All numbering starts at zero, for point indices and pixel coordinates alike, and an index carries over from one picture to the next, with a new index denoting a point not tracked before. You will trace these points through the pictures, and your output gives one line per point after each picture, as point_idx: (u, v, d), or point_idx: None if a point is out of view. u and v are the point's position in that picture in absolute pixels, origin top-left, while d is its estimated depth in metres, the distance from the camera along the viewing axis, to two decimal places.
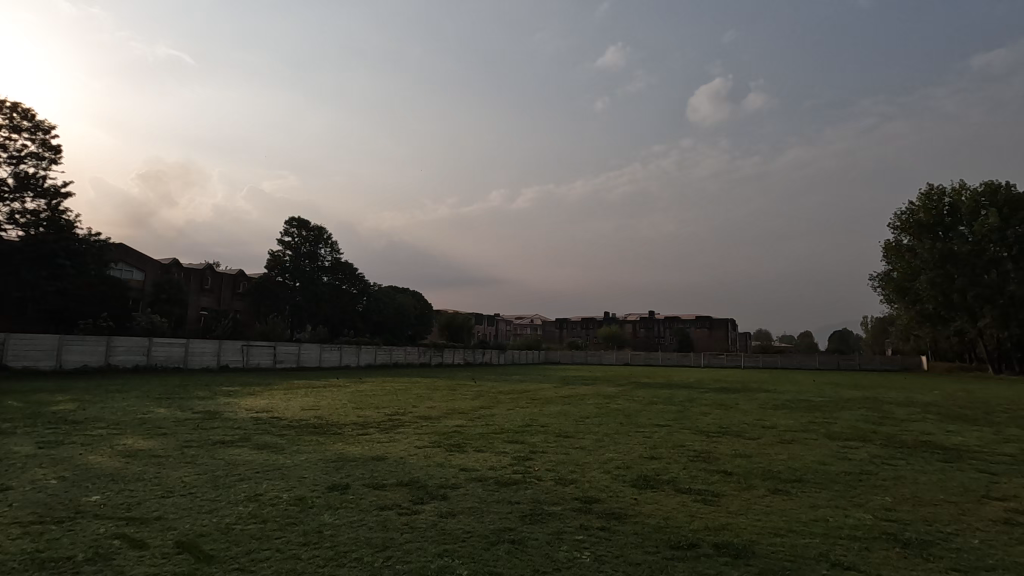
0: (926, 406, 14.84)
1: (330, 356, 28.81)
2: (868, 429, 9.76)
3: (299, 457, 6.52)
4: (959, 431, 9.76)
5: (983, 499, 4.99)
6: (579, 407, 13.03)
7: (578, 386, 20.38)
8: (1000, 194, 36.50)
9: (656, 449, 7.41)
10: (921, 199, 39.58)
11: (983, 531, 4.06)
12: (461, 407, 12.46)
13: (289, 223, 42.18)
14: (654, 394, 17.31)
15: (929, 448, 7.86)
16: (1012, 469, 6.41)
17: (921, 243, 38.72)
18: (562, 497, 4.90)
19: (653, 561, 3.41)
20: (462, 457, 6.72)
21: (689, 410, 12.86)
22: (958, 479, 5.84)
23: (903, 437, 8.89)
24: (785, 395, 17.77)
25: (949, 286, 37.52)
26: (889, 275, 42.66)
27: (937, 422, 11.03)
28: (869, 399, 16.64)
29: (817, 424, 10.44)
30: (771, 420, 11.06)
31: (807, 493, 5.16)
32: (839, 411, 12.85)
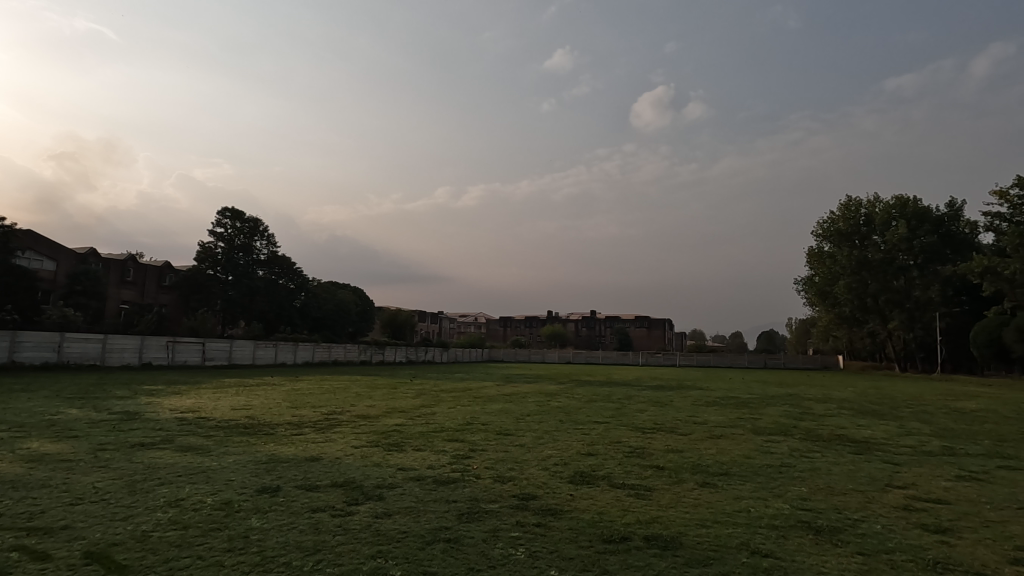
0: (841, 402, 15.90)
1: (264, 354, 27.65)
2: (789, 424, 10.39)
3: (226, 459, 6.22)
4: (869, 425, 10.58)
5: (886, 488, 5.42)
6: (520, 405, 13.15)
7: (520, 384, 20.58)
8: (909, 207, 39.64)
9: (593, 446, 7.59)
10: (841, 210, 42.39)
11: (886, 517, 4.42)
12: (402, 406, 12.29)
13: (221, 214, 40.16)
14: (594, 392, 17.63)
15: (843, 441, 8.44)
16: (912, 460, 7.02)
17: (840, 251, 41.44)
18: (499, 494, 4.93)
19: (585, 555, 3.49)
20: (401, 456, 6.63)
21: (626, 408, 13.19)
22: (866, 469, 6.32)
23: (820, 431, 9.53)
24: (715, 392, 18.69)
25: (864, 291, 40.38)
26: (811, 279, 45.40)
27: (850, 417, 11.92)
28: (792, 396, 17.75)
29: (744, 421, 10.99)
30: (703, 416, 11.59)
31: (732, 486, 5.43)
32: (764, 408, 13.65)
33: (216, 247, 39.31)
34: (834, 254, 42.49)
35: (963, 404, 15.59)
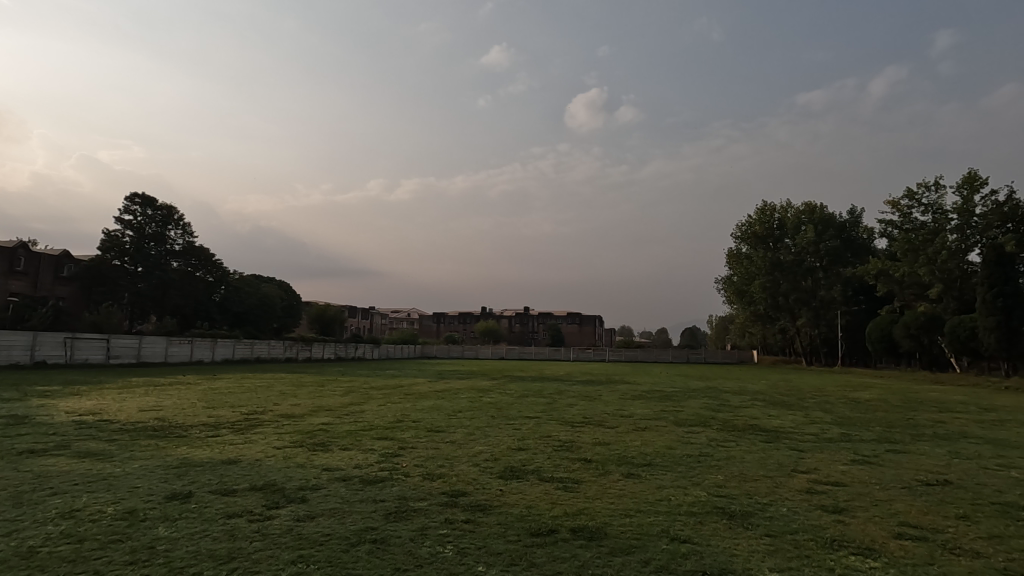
0: (755, 394, 17.02)
1: (178, 351, 25.88)
2: (708, 416, 11.00)
3: (131, 465, 5.75)
4: (778, 415, 11.40)
5: (792, 473, 5.84)
6: (452, 401, 13.08)
7: (453, 380, 20.50)
8: (816, 213, 42.91)
9: (523, 441, 7.66)
10: (758, 214, 45.12)
11: (791, 500, 4.76)
12: (330, 405, 11.89)
13: (129, 200, 37.09)
14: (526, 387, 17.84)
15: (756, 431, 9.01)
16: (815, 446, 7.62)
17: (755, 253, 44.15)
18: (428, 492, 4.88)
19: (513, 549, 3.52)
20: (327, 456, 6.41)
21: (557, 402, 13.45)
22: (775, 456, 6.79)
23: (736, 421, 10.15)
24: (642, 386, 19.47)
25: (776, 291, 43.26)
26: (729, 279, 48.07)
27: (762, 408, 12.79)
28: (711, 389, 18.79)
29: (668, 413, 11.50)
30: (630, 410, 12.03)
31: (654, 476, 5.67)
32: (686, 401, 14.35)
33: (123, 237, 36.30)
34: (750, 255, 45.23)
35: (859, 394, 17.10)
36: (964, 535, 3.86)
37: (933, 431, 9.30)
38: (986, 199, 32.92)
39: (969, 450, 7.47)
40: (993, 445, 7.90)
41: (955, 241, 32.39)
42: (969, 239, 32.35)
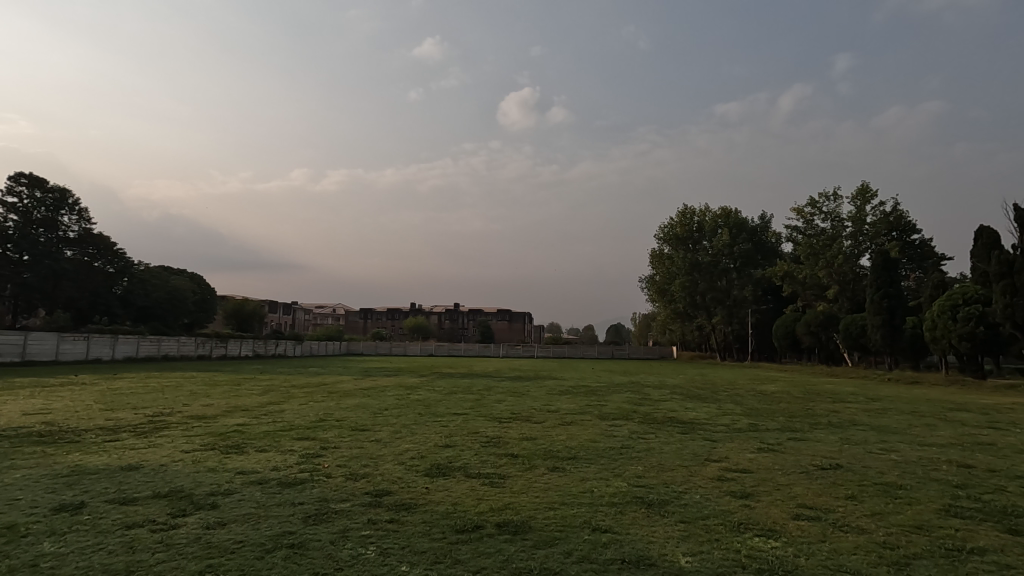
0: (673, 388, 17.91)
1: (72, 348, 23.57)
2: (630, 409, 11.44)
3: (10, 475, 5.15)
4: (695, 407, 12.05)
5: (705, 462, 6.19)
6: (378, 399, 12.79)
7: (379, 378, 20.03)
8: (731, 218, 45.68)
9: (451, 438, 7.62)
10: (679, 217, 47.34)
11: (705, 488, 5.04)
12: (247, 404, 11.26)
13: (13, 180, 33.29)
14: (455, 384, 17.75)
15: (673, 423, 9.47)
16: (726, 436, 8.12)
17: (676, 253, 46.32)
18: (351, 493, 4.73)
19: (438, 547, 3.49)
20: (241, 459, 6.06)
21: (485, 399, 13.48)
22: (690, 446, 7.17)
23: (655, 414, 10.62)
24: (569, 382, 19.95)
25: (695, 290, 45.64)
26: (652, 278, 50.07)
27: (679, 401, 13.47)
28: (633, 383, 19.58)
29: (593, 407, 11.85)
30: (556, 404, 12.29)
31: (578, 469, 5.81)
32: (610, 395, 14.85)
33: (5, 221, 32.53)
34: (672, 256, 47.37)
35: (766, 387, 18.43)
36: (850, 514, 4.26)
37: (829, 420, 10.18)
38: (875, 210, 36.45)
39: (857, 436, 8.25)
40: (877, 431, 8.76)
41: (849, 247, 35.64)
42: (861, 245, 35.63)
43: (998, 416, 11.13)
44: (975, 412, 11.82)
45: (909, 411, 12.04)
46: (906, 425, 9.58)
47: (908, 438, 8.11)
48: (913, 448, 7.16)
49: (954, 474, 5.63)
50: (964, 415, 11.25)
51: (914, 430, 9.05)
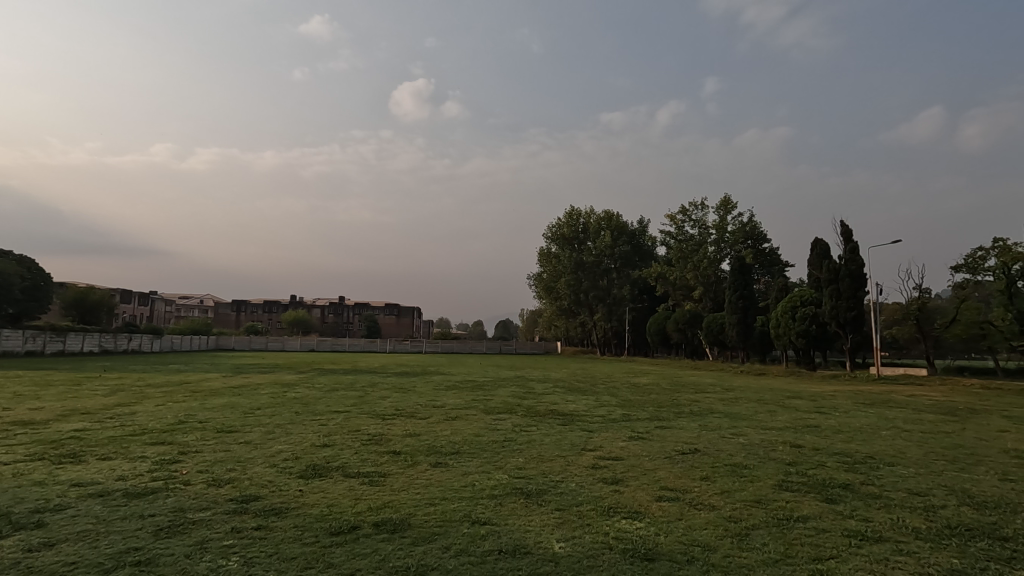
0: (556, 382, 18.62)
1: None
2: (514, 403, 11.72)
3: None
4: (575, 400, 12.64)
5: (582, 452, 6.52)
6: (250, 398, 11.87)
7: (253, 375, 18.65)
8: (613, 221, 48.46)
9: (330, 437, 7.28)
10: (566, 218, 49.21)
11: (580, 476, 5.32)
12: (89, 407, 9.89)
13: None
14: (337, 381, 17.02)
15: (554, 415, 9.87)
16: (602, 426, 8.61)
17: (562, 253, 48.16)
18: (213, 500, 4.35)
19: (310, 552, 3.32)
20: (76, 469, 5.30)
21: (369, 395, 13.07)
22: (569, 437, 7.51)
23: (538, 407, 10.99)
24: (455, 377, 20.00)
25: (579, 288, 47.83)
26: (540, 276, 51.56)
27: (562, 394, 14.05)
28: (519, 378, 20.11)
29: (478, 402, 11.99)
30: (442, 400, 12.25)
31: (460, 463, 5.84)
32: (496, 389, 15.11)
33: None
34: (558, 255, 49.18)
35: (639, 379, 19.87)
36: (704, 493, 4.72)
37: (690, 409, 11.22)
38: (735, 220, 40.72)
39: (714, 422, 9.17)
40: (730, 418, 9.81)
41: (713, 252, 39.45)
42: (723, 251, 39.58)
43: (823, 403, 12.95)
44: (807, 399, 13.65)
45: (755, 399, 13.64)
46: (753, 411, 10.84)
47: (754, 423, 9.17)
48: (757, 431, 8.12)
49: (787, 453, 6.48)
50: (797, 402, 12.96)
51: (759, 416, 10.25)
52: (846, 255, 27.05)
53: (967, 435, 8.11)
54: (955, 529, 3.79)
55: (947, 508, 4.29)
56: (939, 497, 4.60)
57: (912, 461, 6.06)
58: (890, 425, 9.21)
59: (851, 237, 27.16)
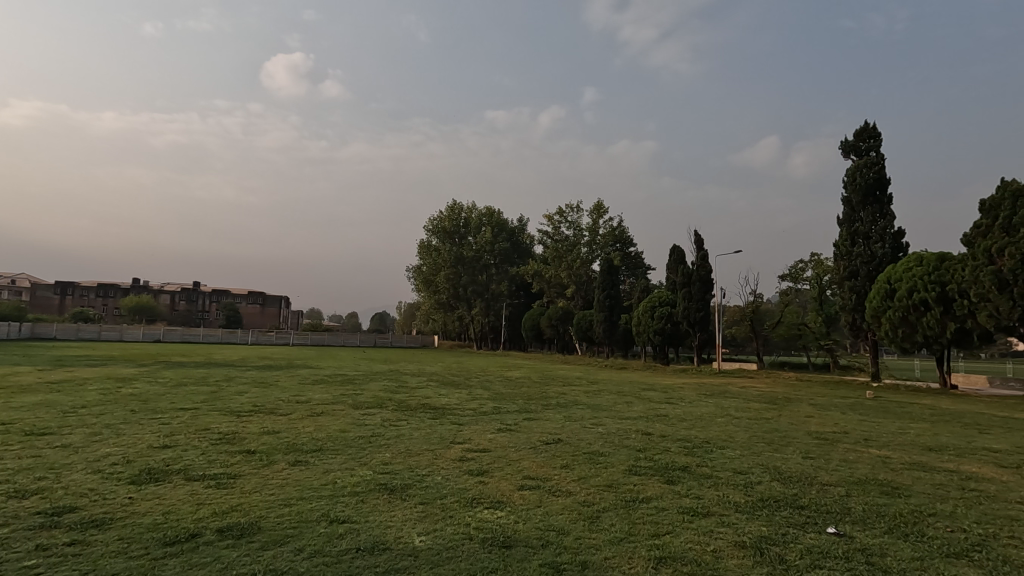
0: (430, 375, 18.52)
1: None
2: (385, 398, 11.45)
3: None
4: (448, 394, 12.70)
5: (450, 445, 6.56)
6: (72, 395, 10.26)
7: (79, 368, 16.16)
8: (494, 218, 49.21)
9: (172, 437, 6.55)
10: (448, 211, 48.84)
11: (447, 468, 5.35)
12: None
13: None
14: (186, 375, 15.34)
15: (426, 409, 9.83)
16: (473, 419, 8.74)
17: (443, 247, 47.81)
18: (12, 515, 3.70)
19: (137, 566, 2.97)
20: None
21: (222, 391, 11.94)
22: (439, 431, 7.51)
23: (410, 402, 10.85)
24: (324, 370, 19.06)
25: (458, 282, 47.92)
26: (419, 268, 50.72)
27: (435, 388, 14.02)
28: (393, 371, 19.70)
29: (347, 397, 11.53)
30: (308, 395, 11.59)
31: (322, 461, 5.58)
32: (367, 383, 14.66)
33: None
34: (438, 248, 48.71)
35: (512, 373, 20.47)
36: (563, 480, 4.99)
37: (557, 401, 11.78)
38: (606, 224, 43.44)
39: (577, 413, 9.74)
40: (592, 409, 10.48)
41: (585, 253, 41.76)
42: (594, 252, 42.02)
43: (672, 394, 14.31)
44: (659, 391, 14.98)
45: (616, 391, 14.73)
46: (612, 403, 11.69)
47: (612, 413, 9.89)
48: (614, 421, 8.77)
49: (639, 440, 7.08)
50: (651, 393, 14.22)
51: (617, 406, 11.07)
52: (698, 261, 30.10)
53: (782, 420, 9.47)
54: (765, 501, 4.42)
55: (761, 484, 4.97)
56: (756, 474, 5.31)
57: (738, 444, 6.94)
58: (724, 413, 10.47)
59: (702, 246, 30.27)
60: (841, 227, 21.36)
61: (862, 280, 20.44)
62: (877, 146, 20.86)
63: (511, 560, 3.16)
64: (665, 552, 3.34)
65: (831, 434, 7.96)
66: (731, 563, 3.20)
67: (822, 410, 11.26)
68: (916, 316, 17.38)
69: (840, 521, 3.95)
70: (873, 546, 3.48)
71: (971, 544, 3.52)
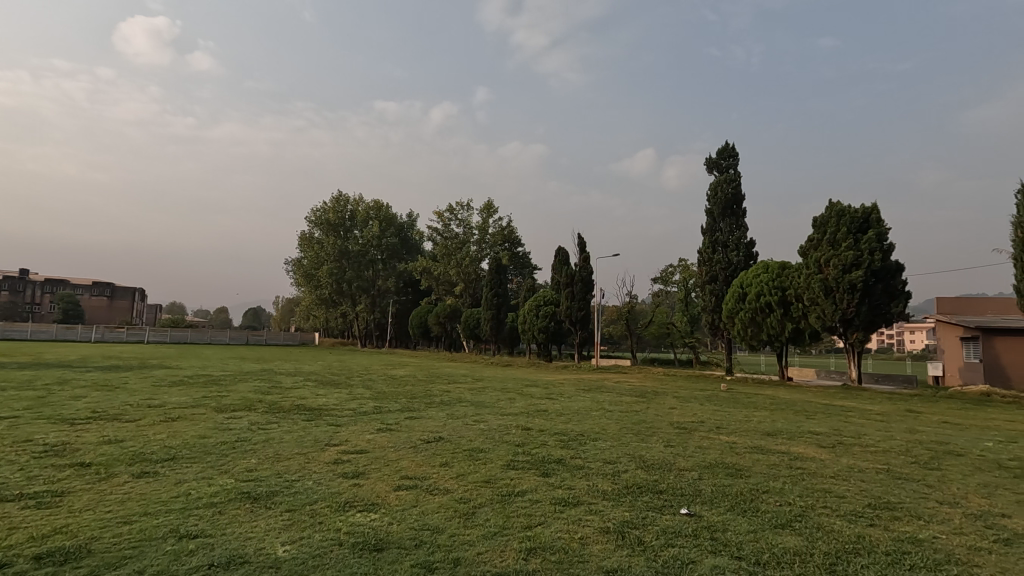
0: (307, 375, 17.55)
1: None
2: (254, 399, 10.63)
3: None
4: (326, 394, 12.09)
5: (324, 447, 6.25)
6: None
7: None
8: (382, 212, 47.72)
9: None
10: (332, 202, 46.23)
11: (319, 473, 5.08)
12: None
13: None
14: (7, 378, 13.08)
15: (300, 410, 9.27)
16: (351, 419, 8.40)
17: (326, 240, 45.38)
18: None
19: None
20: None
21: (52, 395, 10.32)
22: (313, 433, 7.13)
23: (282, 403, 10.17)
24: (185, 371, 17.28)
25: (342, 277, 45.90)
26: (300, 262, 47.78)
27: (312, 388, 13.29)
28: (266, 371, 18.37)
29: (210, 399, 10.53)
30: (162, 398, 10.42)
31: (174, 471, 5.04)
32: (235, 384, 13.51)
33: None
34: (321, 241, 46.09)
35: (395, 371, 20.06)
36: (441, 478, 4.97)
37: (441, 398, 11.72)
38: (495, 223, 44.04)
39: (459, 411, 9.77)
40: (475, 406, 10.55)
41: (474, 251, 42.04)
42: (483, 250, 42.42)
43: (553, 389, 14.90)
44: (541, 387, 15.49)
45: (500, 388, 15.00)
46: (495, 399, 11.90)
47: (494, 409, 10.04)
48: (496, 417, 8.90)
49: (518, 435, 7.26)
50: (533, 389, 14.67)
51: (500, 403, 11.28)
52: (581, 262, 31.56)
53: (650, 412, 10.25)
54: (630, 488, 4.74)
55: (627, 472, 5.34)
56: (623, 463, 5.70)
57: (609, 436, 7.39)
58: (599, 407, 11.09)
59: (585, 248, 31.83)
60: (704, 235, 23.55)
61: (720, 284, 22.73)
62: (735, 165, 23.27)
63: (381, 563, 3.08)
64: (535, 543, 3.45)
65: (689, 424, 8.76)
66: (596, 548, 3.39)
67: (683, 402, 12.38)
68: (762, 317, 19.69)
69: (692, 502, 4.36)
70: (717, 523, 3.88)
71: (793, 515, 4.07)
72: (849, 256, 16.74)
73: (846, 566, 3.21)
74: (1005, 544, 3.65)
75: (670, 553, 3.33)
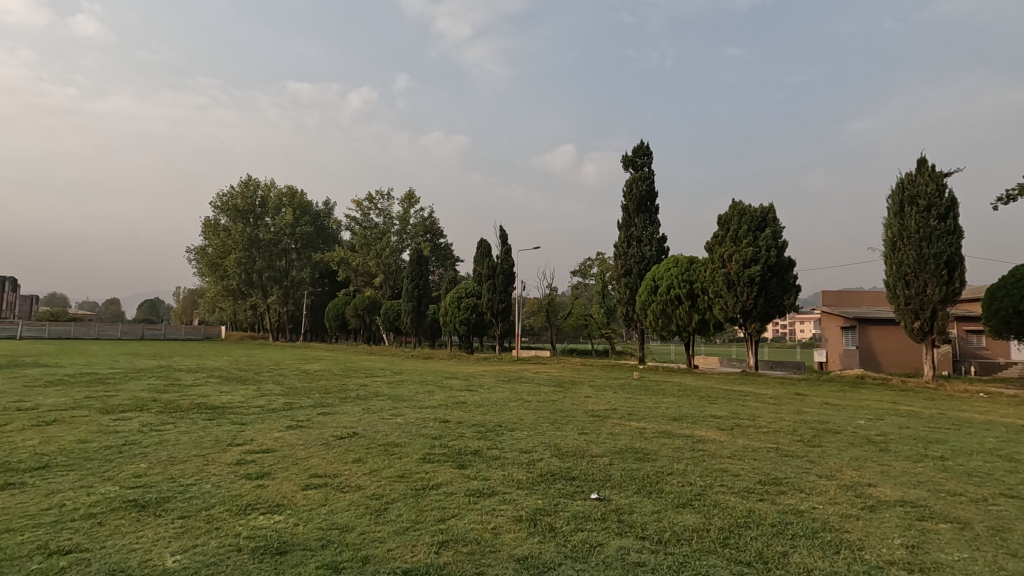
0: (210, 371, 16.38)
1: None
2: (148, 398, 9.80)
3: None
4: (231, 391, 11.35)
5: (227, 447, 5.88)
6: None
7: None
8: (296, 199, 45.34)
9: None
10: (240, 187, 43.35)
11: (219, 475, 4.76)
12: None
13: None
14: None
15: (200, 409, 8.64)
16: (258, 417, 7.95)
17: (233, 226, 42.52)
18: None
19: None
20: None
21: None
22: (214, 433, 6.66)
23: (181, 402, 9.44)
24: (66, 369, 15.58)
25: (250, 267, 43.27)
26: (203, 250, 44.55)
27: (215, 385, 12.44)
28: (163, 367, 16.95)
29: (95, 399, 9.57)
30: (37, 400, 9.32)
31: (47, 481, 4.51)
32: (126, 383, 12.37)
33: None
34: (228, 228, 43.12)
35: (309, 366, 19.23)
36: (352, 475, 4.81)
37: (357, 393, 11.38)
38: (416, 213, 43.31)
39: (375, 405, 9.53)
40: (392, 400, 10.34)
41: (395, 242, 41.16)
42: (403, 242, 41.61)
43: (473, 381, 14.88)
44: (461, 379, 15.43)
45: (418, 380, 14.79)
46: (413, 393, 11.73)
47: (412, 403, 9.89)
48: (413, 411, 8.77)
49: (435, 428, 7.20)
50: (453, 382, 14.59)
51: (418, 396, 11.12)
52: (502, 255, 31.78)
53: (565, 401, 10.52)
54: (542, 477, 4.83)
55: (541, 460, 5.45)
56: (539, 452, 5.81)
57: (526, 426, 7.51)
58: (518, 397, 11.23)
59: (506, 241, 32.00)
60: (620, 230, 24.45)
61: (634, 278, 23.72)
62: (649, 163, 24.31)
63: (284, 566, 2.94)
64: (448, 535, 3.43)
65: (604, 412, 9.08)
66: (508, 537, 3.42)
67: (598, 390, 12.82)
68: (672, 309, 20.77)
69: (601, 487, 4.52)
70: (624, 505, 4.05)
71: (693, 495, 4.33)
72: (750, 253, 18.04)
73: (738, 539, 3.46)
74: (870, 510, 4.10)
75: (579, 537, 3.43)
